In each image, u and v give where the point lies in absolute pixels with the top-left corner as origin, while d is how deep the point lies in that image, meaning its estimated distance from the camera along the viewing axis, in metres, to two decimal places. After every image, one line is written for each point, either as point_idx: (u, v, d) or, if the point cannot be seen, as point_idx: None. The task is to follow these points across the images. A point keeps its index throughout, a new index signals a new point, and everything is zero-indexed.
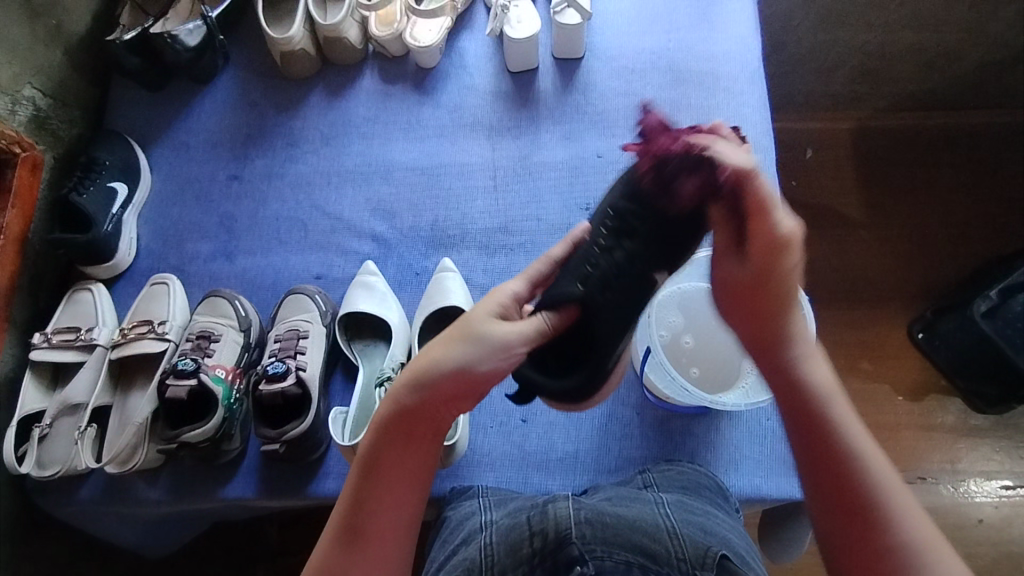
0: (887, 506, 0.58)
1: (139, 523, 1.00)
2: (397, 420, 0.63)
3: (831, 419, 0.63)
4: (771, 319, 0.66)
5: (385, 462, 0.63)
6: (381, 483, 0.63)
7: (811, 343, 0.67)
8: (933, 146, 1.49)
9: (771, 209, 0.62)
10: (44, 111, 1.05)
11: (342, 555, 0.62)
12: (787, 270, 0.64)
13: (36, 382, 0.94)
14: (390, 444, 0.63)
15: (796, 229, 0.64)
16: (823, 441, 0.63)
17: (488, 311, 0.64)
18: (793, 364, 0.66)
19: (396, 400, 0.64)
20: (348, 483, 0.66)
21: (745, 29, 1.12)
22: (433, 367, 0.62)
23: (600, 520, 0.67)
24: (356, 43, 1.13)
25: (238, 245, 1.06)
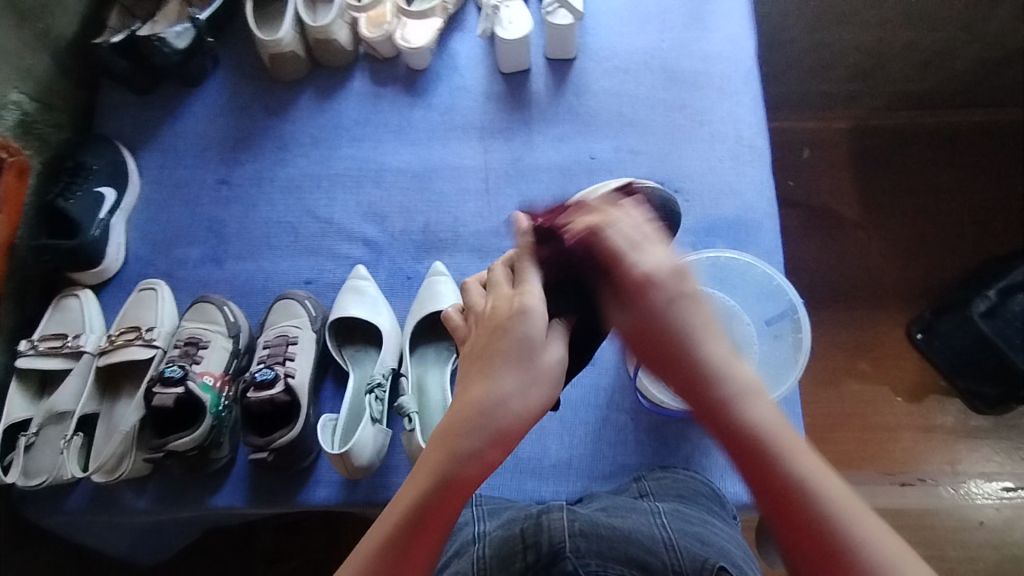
0: (853, 542, 0.52)
1: (127, 532, 0.99)
2: (469, 479, 0.57)
3: (774, 464, 0.57)
4: (686, 359, 0.60)
5: (438, 516, 0.57)
6: (426, 540, 0.57)
7: (742, 375, 0.60)
8: (930, 146, 1.48)
9: (626, 253, 0.64)
10: (32, 115, 1.04)
11: None
12: (669, 309, 0.61)
13: (23, 389, 0.93)
14: (445, 498, 0.57)
15: (666, 261, 0.64)
16: (771, 488, 0.56)
17: (542, 334, 0.62)
18: (726, 405, 0.59)
19: (472, 456, 0.57)
20: (387, 534, 0.57)
21: (739, 29, 1.11)
22: (514, 422, 0.59)
23: (595, 532, 0.65)
24: (347, 44, 1.11)
25: (227, 250, 1.05)
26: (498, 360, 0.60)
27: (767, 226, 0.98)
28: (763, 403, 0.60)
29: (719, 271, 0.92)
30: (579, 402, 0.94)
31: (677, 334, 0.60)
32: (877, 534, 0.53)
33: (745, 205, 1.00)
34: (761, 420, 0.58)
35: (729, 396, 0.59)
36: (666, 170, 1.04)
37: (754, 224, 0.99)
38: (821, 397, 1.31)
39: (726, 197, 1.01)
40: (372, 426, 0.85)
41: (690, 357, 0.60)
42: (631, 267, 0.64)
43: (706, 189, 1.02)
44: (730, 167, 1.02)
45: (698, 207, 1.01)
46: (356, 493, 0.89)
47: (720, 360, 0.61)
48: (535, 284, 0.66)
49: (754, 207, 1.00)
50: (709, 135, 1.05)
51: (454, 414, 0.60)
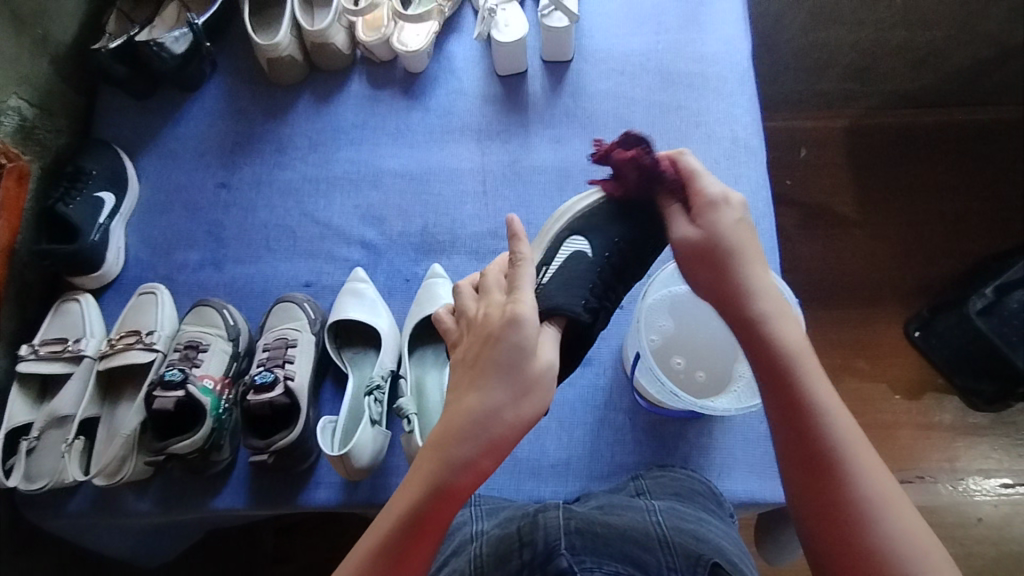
0: (847, 464, 0.60)
1: (129, 534, 0.99)
2: (463, 486, 0.59)
3: (796, 375, 0.64)
4: (732, 277, 0.67)
5: (432, 523, 0.59)
6: (423, 545, 0.59)
7: (781, 302, 0.67)
8: (926, 145, 1.48)
9: (697, 181, 0.71)
10: (31, 121, 1.04)
11: None
12: (731, 232, 0.68)
13: (24, 394, 0.93)
14: (439, 506, 0.59)
15: (733, 194, 0.70)
16: (788, 401, 0.63)
17: (534, 343, 0.63)
18: (761, 325, 0.65)
19: (465, 465, 0.59)
20: (380, 544, 0.59)
21: (735, 30, 1.12)
22: (508, 432, 0.60)
23: (590, 531, 0.67)
24: (344, 48, 1.12)
25: (226, 254, 1.05)
26: (490, 371, 0.61)
27: (763, 226, 0.99)
28: (795, 325, 0.67)
29: None
30: (577, 402, 0.95)
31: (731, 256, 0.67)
32: (869, 454, 0.61)
33: None
34: (791, 342, 0.65)
35: (764, 317, 0.65)
36: None
37: (750, 224, 0.99)
38: None
39: None
40: (371, 427, 0.86)
41: (735, 278, 0.66)
42: (700, 193, 0.70)
43: None
44: (726, 168, 1.03)
45: None
46: (356, 494, 0.89)
47: (762, 283, 0.67)
48: (529, 291, 0.65)
49: (750, 207, 1.00)
50: (704, 136, 1.05)
51: (446, 423, 0.61)
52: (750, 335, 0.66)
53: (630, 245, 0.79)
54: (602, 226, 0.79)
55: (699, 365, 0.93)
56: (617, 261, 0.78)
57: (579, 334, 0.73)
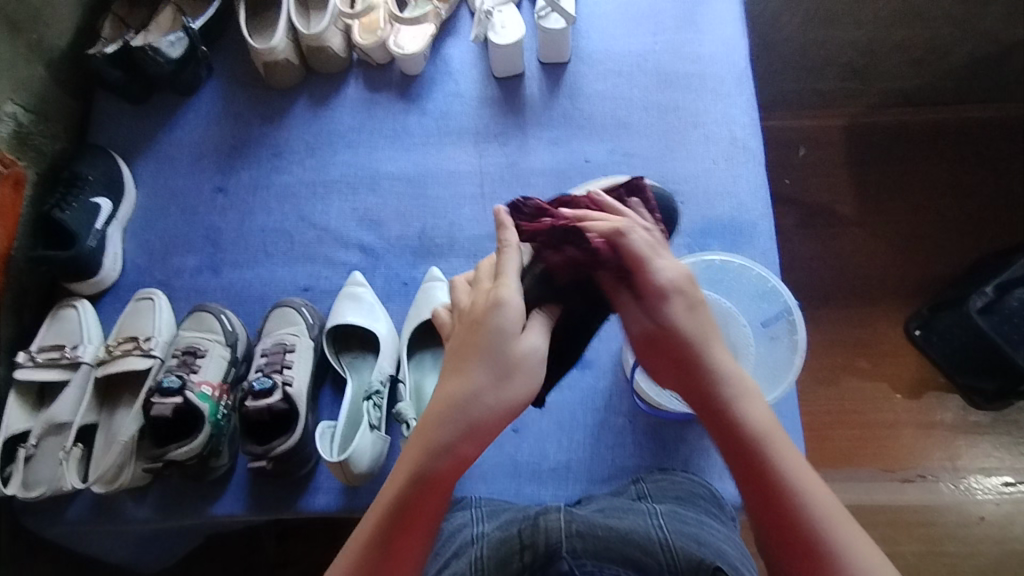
0: (829, 544, 0.59)
1: (129, 541, 0.99)
2: (445, 473, 0.61)
3: (766, 460, 0.63)
4: (692, 364, 0.66)
5: (418, 513, 0.60)
6: (412, 536, 0.60)
7: (743, 382, 0.67)
8: (925, 143, 1.48)
9: (645, 262, 0.69)
10: (27, 126, 1.04)
11: None
12: (687, 317, 0.67)
13: (22, 401, 0.93)
14: (426, 496, 0.60)
15: (682, 274, 0.69)
16: (758, 485, 0.63)
17: (518, 326, 0.65)
18: (724, 410, 0.66)
19: (446, 450, 0.61)
20: (366, 534, 0.61)
21: (732, 30, 1.11)
22: (488, 415, 0.61)
23: (592, 533, 0.67)
24: (340, 51, 1.12)
25: (224, 259, 1.05)
26: (474, 354, 0.63)
27: (762, 227, 0.99)
28: (762, 406, 0.66)
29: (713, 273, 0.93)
30: (577, 405, 0.94)
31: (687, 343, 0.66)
32: (853, 534, 0.59)
33: (740, 207, 1.00)
34: (755, 422, 0.65)
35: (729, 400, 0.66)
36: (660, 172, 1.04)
37: (749, 225, 0.99)
38: (821, 395, 1.31)
39: (721, 198, 1.01)
40: (370, 432, 0.86)
41: (695, 365, 0.66)
42: (646, 277, 0.69)
43: (700, 191, 1.02)
44: (725, 169, 1.03)
45: (693, 210, 1.01)
46: (356, 499, 0.89)
47: (725, 365, 0.67)
48: (514, 278, 0.67)
49: (749, 207, 1.00)
50: (703, 137, 1.05)
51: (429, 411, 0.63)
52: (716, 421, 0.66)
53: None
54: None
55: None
56: None
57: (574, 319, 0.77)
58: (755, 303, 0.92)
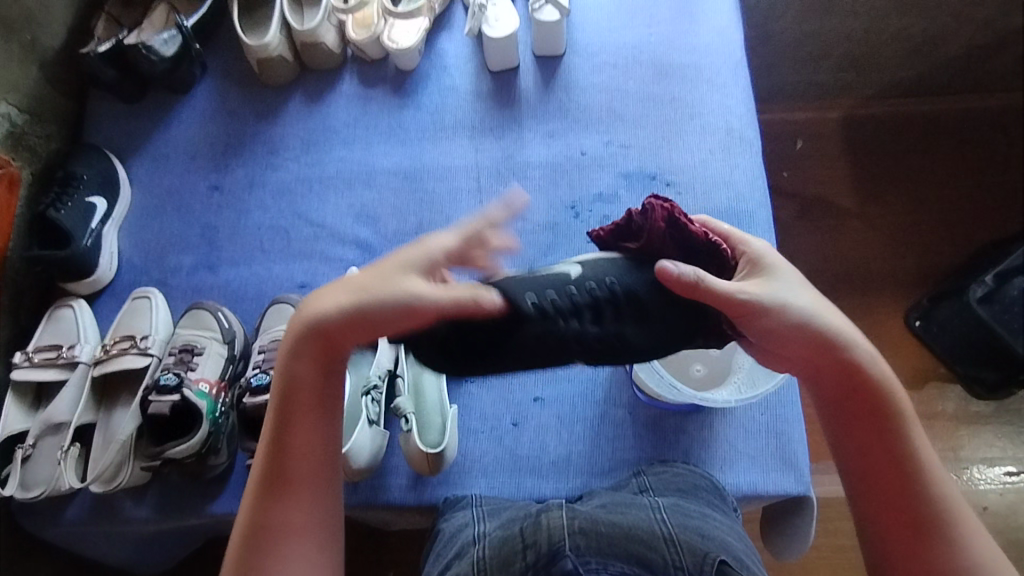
0: (957, 531, 0.62)
1: (128, 542, 0.98)
2: (307, 375, 0.68)
3: (892, 430, 0.66)
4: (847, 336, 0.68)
5: (298, 405, 0.68)
6: (299, 429, 0.68)
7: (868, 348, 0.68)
8: (922, 133, 1.48)
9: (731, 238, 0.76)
10: (20, 127, 1.04)
11: (268, 505, 0.66)
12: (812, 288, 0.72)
13: (19, 403, 0.93)
14: (307, 392, 0.69)
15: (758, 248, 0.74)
16: (875, 451, 0.66)
17: (409, 267, 0.66)
18: (850, 369, 0.67)
19: (310, 340, 0.67)
20: (267, 429, 0.70)
21: (727, 20, 1.11)
22: (335, 317, 0.66)
23: (595, 530, 0.66)
24: (334, 47, 1.12)
25: (221, 257, 1.05)
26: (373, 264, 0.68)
27: (761, 216, 0.98)
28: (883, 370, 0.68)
29: None
30: (577, 398, 0.94)
31: (834, 330, 0.67)
32: (964, 511, 0.64)
33: (737, 197, 1.00)
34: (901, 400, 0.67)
35: (883, 383, 0.67)
36: (657, 164, 1.04)
37: (747, 214, 0.99)
38: None
39: (718, 189, 1.01)
40: (368, 427, 0.87)
41: (842, 348, 0.67)
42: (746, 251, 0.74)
43: (697, 181, 1.02)
44: (722, 159, 1.02)
45: (691, 200, 1.01)
46: (356, 494, 0.89)
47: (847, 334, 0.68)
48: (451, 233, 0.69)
49: (746, 197, 1.00)
50: (699, 127, 1.05)
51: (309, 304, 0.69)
52: (865, 397, 0.67)
53: (625, 292, 0.71)
54: (603, 267, 0.73)
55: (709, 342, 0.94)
56: (601, 297, 0.70)
57: (508, 325, 0.67)
58: None
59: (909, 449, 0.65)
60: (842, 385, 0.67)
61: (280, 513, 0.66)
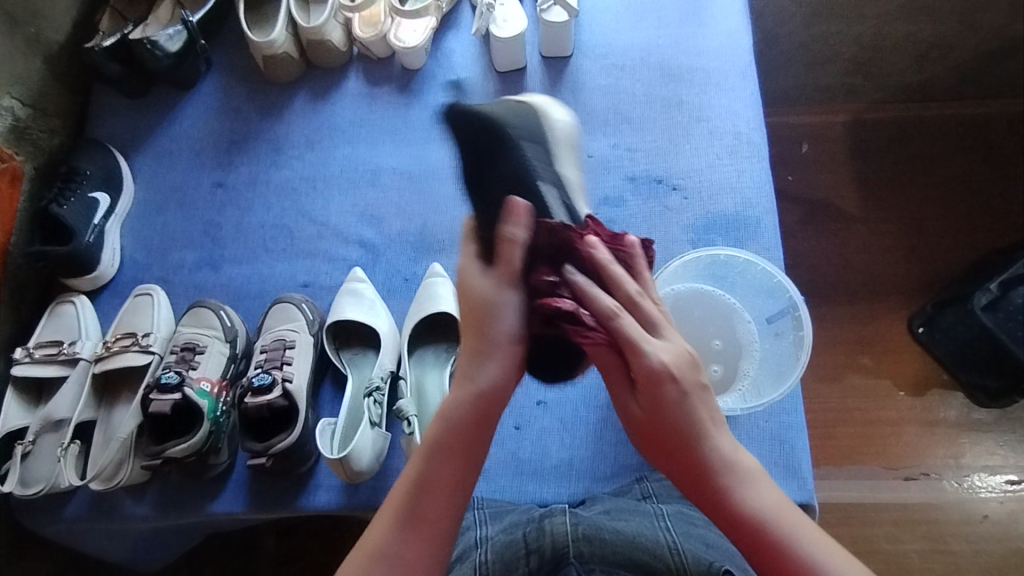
0: None
1: (127, 539, 0.98)
2: (461, 424, 0.63)
3: (790, 557, 0.56)
4: (711, 481, 0.59)
5: (454, 446, 0.62)
6: (447, 466, 0.62)
7: (741, 470, 0.60)
8: (929, 139, 1.47)
9: (637, 347, 0.61)
10: (24, 120, 1.03)
11: (400, 539, 0.59)
12: (683, 412, 0.60)
13: (19, 398, 0.93)
14: (465, 426, 0.63)
15: (678, 355, 0.62)
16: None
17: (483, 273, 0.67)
18: (726, 498, 0.59)
19: (469, 390, 0.63)
20: (410, 468, 0.63)
21: (736, 23, 1.10)
22: (468, 360, 0.65)
23: (599, 537, 0.67)
24: (340, 45, 1.11)
25: (223, 254, 1.04)
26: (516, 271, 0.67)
27: (767, 222, 0.98)
28: (766, 489, 0.60)
29: (718, 269, 0.93)
30: (579, 402, 0.93)
31: (701, 458, 0.60)
32: None
33: (744, 202, 0.99)
34: (794, 528, 0.57)
35: (761, 512, 0.58)
36: (664, 168, 1.03)
37: (754, 220, 0.98)
38: (824, 391, 1.30)
39: (724, 194, 1.00)
40: (370, 430, 0.85)
41: (712, 478, 0.59)
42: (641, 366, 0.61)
43: (704, 186, 1.01)
44: (729, 164, 1.02)
45: (697, 205, 1.00)
46: (357, 496, 0.88)
47: (716, 456, 0.60)
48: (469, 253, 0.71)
49: (753, 203, 0.99)
50: (707, 131, 1.04)
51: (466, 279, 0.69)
52: (750, 530, 0.57)
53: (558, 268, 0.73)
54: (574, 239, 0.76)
55: (712, 334, 0.92)
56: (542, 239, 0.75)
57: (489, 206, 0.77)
58: (760, 299, 0.92)
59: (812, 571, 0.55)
60: (722, 523, 0.59)
61: (401, 549, 0.59)
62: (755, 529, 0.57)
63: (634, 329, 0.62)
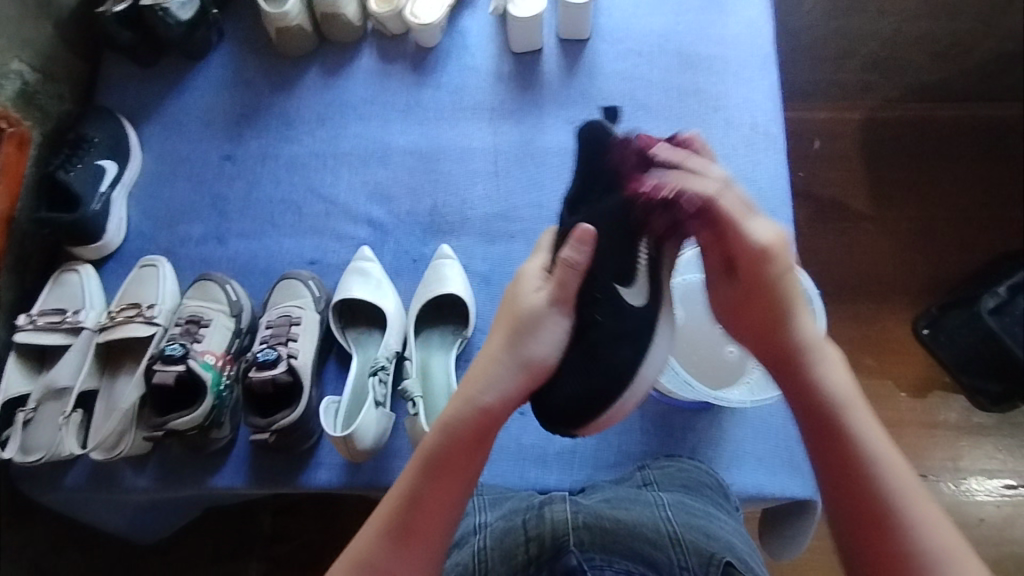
0: (910, 517, 0.57)
1: (126, 510, 0.98)
2: (459, 444, 0.63)
3: (846, 428, 0.62)
4: (787, 345, 0.65)
5: (449, 464, 0.63)
6: (443, 482, 0.63)
7: (824, 350, 0.66)
8: (943, 139, 1.45)
9: (740, 222, 0.66)
10: (33, 85, 1.02)
11: (389, 552, 0.61)
12: (775, 284, 0.65)
13: (21, 365, 0.92)
14: (462, 444, 0.63)
15: (777, 236, 0.66)
16: (832, 443, 0.62)
17: (532, 286, 0.68)
18: (808, 377, 0.65)
19: (477, 406, 0.64)
20: (403, 480, 0.64)
21: (757, 12, 1.08)
22: (477, 373, 0.65)
23: (598, 526, 0.67)
24: (354, 20, 1.09)
25: (230, 228, 1.03)
26: (568, 298, 0.66)
27: (781, 215, 0.96)
28: (844, 374, 0.65)
29: None
30: None
31: (790, 339, 0.65)
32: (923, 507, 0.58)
33: (758, 194, 0.98)
34: (838, 387, 0.64)
35: (831, 391, 0.64)
36: None
37: (767, 213, 0.97)
38: None
39: (739, 184, 0.99)
40: (375, 409, 0.85)
41: (796, 352, 0.65)
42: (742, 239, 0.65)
43: None
44: (744, 154, 1.00)
45: None
46: (358, 475, 0.88)
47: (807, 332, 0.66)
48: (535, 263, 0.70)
49: (768, 195, 0.98)
50: (724, 121, 1.03)
51: (512, 293, 0.68)
52: (816, 400, 0.64)
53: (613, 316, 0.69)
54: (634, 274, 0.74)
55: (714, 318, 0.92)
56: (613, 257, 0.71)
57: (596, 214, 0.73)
58: None
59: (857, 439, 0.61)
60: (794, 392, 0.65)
61: (392, 564, 0.61)
62: (823, 399, 0.63)
63: (736, 206, 0.66)
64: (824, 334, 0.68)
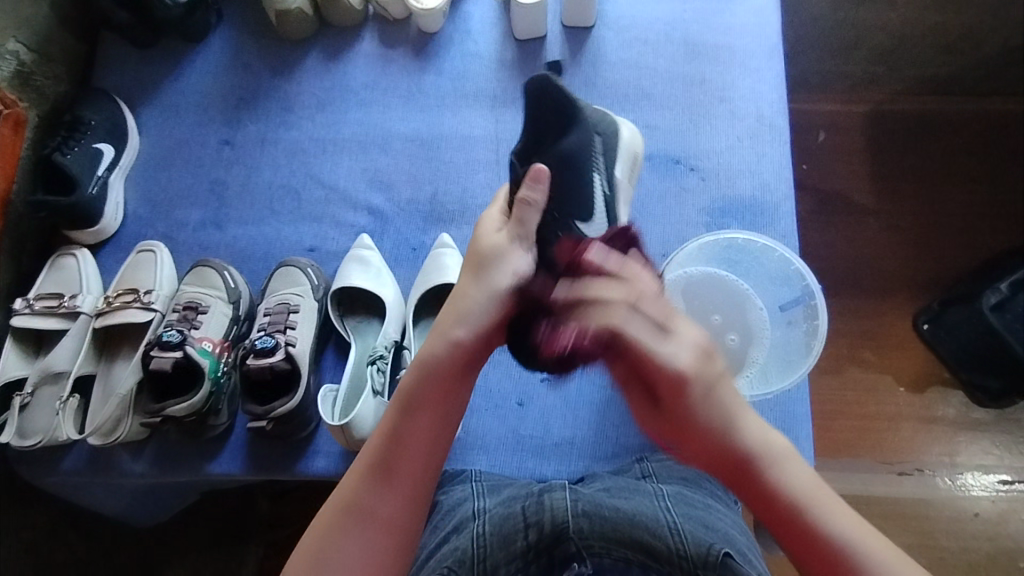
0: None
1: (124, 494, 0.98)
2: (439, 372, 0.63)
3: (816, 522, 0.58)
4: (731, 460, 0.61)
5: (429, 396, 0.63)
6: (423, 416, 0.63)
7: (771, 449, 0.61)
8: (950, 133, 1.43)
9: (651, 354, 0.56)
10: (29, 66, 1.01)
11: (371, 490, 0.61)
12: (705, 404, 0.59)
13: (19, 349, 0.92)
14: (439, 377, 0.63)
15: (694, 348, 0.58)
16: (809, 546, 0.57)
17: (494, 227, 0.69)
18: (765, 480, 0.60)
19: (450, 340, 0.63)
20: (385, 417, 0.65)
21: (764, 1, 1.07)
22: (449, 310, 0.65)
23: (597, 514, 0.67)
24: (356, 3, 1.07)
25: (228, 214, 1.02)
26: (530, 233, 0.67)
27: (784, 209, 0.95)
28: (797, 466, 0.61)
29: (732, 252, 0.92)
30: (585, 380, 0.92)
31: (736, 451, 0.61)
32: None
33: (762, 187, 0.97)
34: (796, 484, 0.60)
35: (790, 489, 0.59)
36: (681, 148, 1.00)
37: (770, 206, 0.96)
38: (825, 383, 1.30)
39: (743, 176, 0.98)
40: (373, 399, 0.84)
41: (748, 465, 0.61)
42: (659, 371, 0.57)
43: (721, 168, 0.99)
44: (748, 146, 0.99)
45: (714, 187, 0.98)
46: None
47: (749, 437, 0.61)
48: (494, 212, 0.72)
49: (771, 188, 0.97)
50: (728, 112, 1.01)
51: (477, 232, 0.69)
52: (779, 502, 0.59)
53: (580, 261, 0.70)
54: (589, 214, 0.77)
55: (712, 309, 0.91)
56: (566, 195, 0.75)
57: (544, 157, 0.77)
58: (772, 285, 0.91)
59: (835, 536, 0.57)
60: (755, 500, 0.61)
61: (377, 502, 0.61)
62: (783, 504, 0.59)
63: (653, 316, 0.58)
64: (767, 426, 0.63)
